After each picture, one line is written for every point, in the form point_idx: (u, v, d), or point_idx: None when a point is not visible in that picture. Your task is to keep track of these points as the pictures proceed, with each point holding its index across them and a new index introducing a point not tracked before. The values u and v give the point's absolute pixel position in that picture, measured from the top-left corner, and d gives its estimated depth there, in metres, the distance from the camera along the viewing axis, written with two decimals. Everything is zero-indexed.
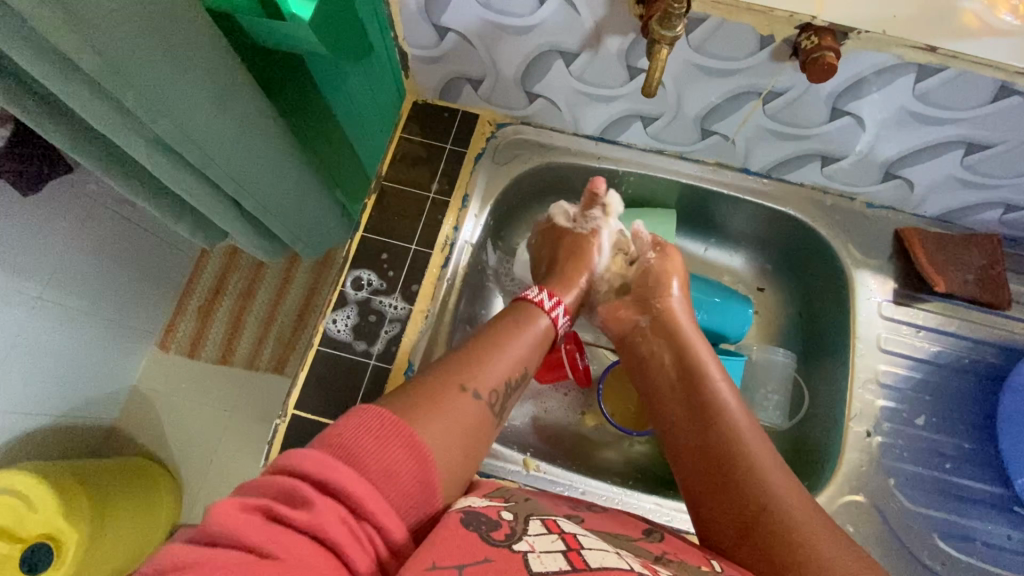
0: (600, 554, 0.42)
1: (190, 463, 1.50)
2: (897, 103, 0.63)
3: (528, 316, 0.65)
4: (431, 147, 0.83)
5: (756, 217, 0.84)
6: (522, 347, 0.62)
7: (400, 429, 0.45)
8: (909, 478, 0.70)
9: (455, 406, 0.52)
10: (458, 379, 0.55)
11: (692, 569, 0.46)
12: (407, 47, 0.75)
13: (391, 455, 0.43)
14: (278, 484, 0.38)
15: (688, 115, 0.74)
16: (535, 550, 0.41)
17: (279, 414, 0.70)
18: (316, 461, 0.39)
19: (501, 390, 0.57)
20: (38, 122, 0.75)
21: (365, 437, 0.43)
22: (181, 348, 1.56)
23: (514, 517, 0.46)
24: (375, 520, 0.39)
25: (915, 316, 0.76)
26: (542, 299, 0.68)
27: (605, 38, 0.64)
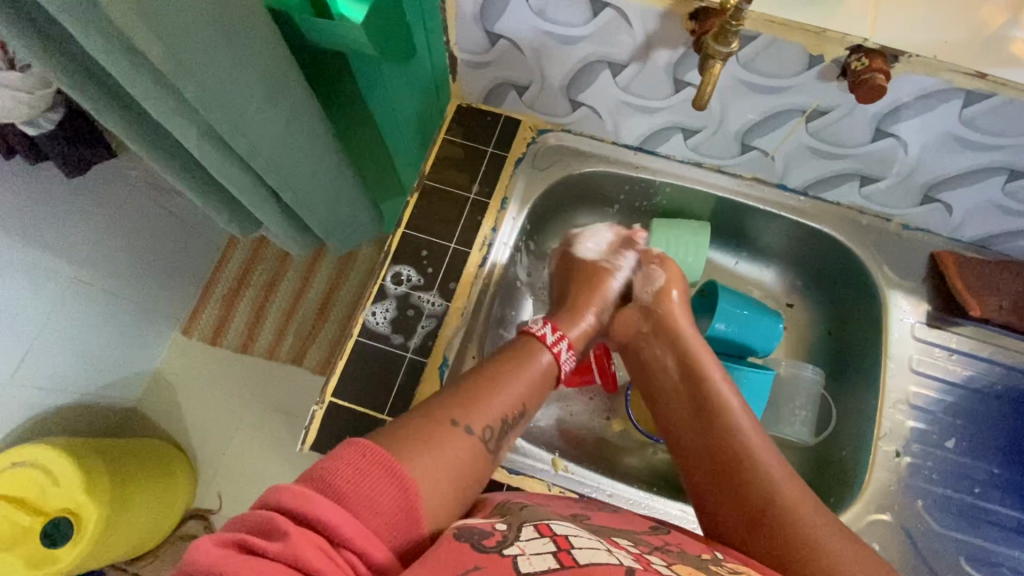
0: (590, 551, 0.41)
1: (205, 449, 1.52)
2: (942, 127, 0.64)
3: (529, 353, 0.64)
4: (473, 149, 0.85)
5: (790, 233, 0.85)
6: (518, 381, 0.60)
7: (384, 460, 0.44)
8: (937, 500, 0.70)
9: (447, 442, 0.50)
10: (450, 413, 0.53)
11: (690, 557, 0.48)
12: (457, 52, 0.77)
13: (370, 483, 0.42)
14: (254, 517, 0.38)
15: (730, 130, 0.75)
16: (524, 552, 0.40)
17: (317, 400, 0.71)
18: (293, 492, 0.39)
19: (496, 426, 0.56)
20: (98, 109, 0.78)
21: (345, 469, 0.42)
22: (203, 335, 1.59)
23: (507, 525, 0.45)
24: (352, 545, 0.38)
25: (948, 339, 0.76)
26: (545, 334, 0.67)
27: (655, 52, 0.66)
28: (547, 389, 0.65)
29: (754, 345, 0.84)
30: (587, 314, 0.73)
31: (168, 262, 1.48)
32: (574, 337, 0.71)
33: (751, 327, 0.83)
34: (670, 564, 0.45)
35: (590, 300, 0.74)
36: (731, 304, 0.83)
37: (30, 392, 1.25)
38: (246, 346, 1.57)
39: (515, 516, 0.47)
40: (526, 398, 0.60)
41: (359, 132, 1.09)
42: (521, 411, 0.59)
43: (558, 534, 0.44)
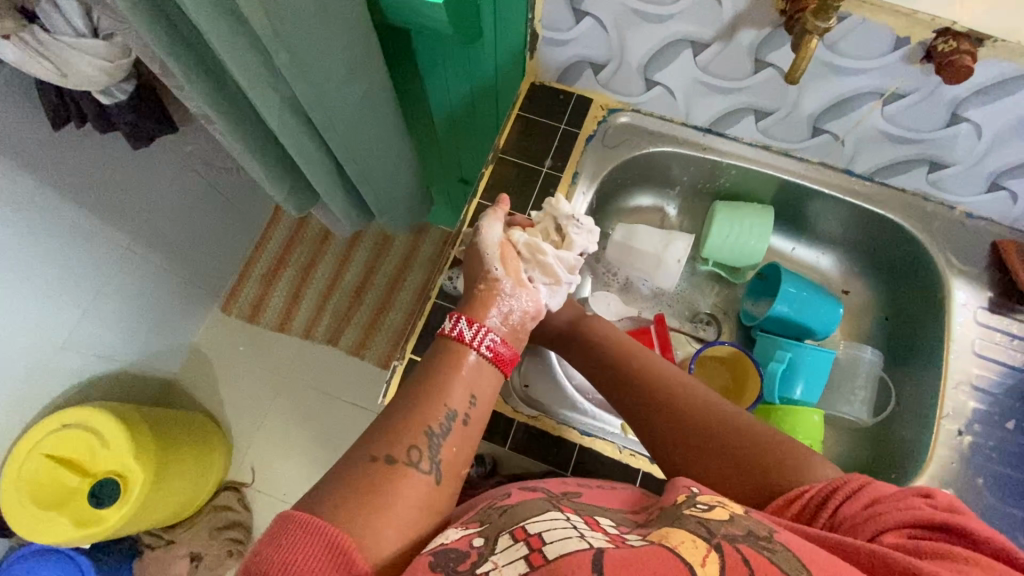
0: (562, 543, 0.38)
1: (240, 423, 1.54)
2: (1021, 112, 0.65)
3: (447, 363, 0.57)
4: (546, 126, 0.87)
5: (852, 218, 0.87)
6: (451, 387, 0.55)
7: (307, 527, 0.41)
8: (997, 479, 0.72)
9: (382, 482, 0.46)
10: (370, 449, 0.49)
11: (669, 511, 0.44)
12: (540, 29, 0.80)
13: (303, 559, 0.39)
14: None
15: (803, 112, 0.77)
16: (497, 568, 0.38)
17: (397, 357, 0.74)
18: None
19: (424, 445, 0.50)
20: (188, 75, 0.81)
21: (273, 556, 0.39)
22: (243, 313, 1.62)
23: (485, 539, 0.41)
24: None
25: (1009, 325, 0.78)
26: (460, 330, 0.59)
27: (740, 31, 0.68)
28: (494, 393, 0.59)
29: (813, 328, 0.86)
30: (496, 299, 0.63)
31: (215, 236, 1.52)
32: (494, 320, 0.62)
33: (812, 309, 0.85)
34: (646, 535, 0.40)
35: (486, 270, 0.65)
36: (793, 286, 0.84)
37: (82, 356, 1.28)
38: (287, 323, 1.61)
39: (495, 525, 0.43)
40: (454, 405, 0.54)
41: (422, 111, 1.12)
42: (454, 417, 0.54)
43: (534, 532, 0.40)
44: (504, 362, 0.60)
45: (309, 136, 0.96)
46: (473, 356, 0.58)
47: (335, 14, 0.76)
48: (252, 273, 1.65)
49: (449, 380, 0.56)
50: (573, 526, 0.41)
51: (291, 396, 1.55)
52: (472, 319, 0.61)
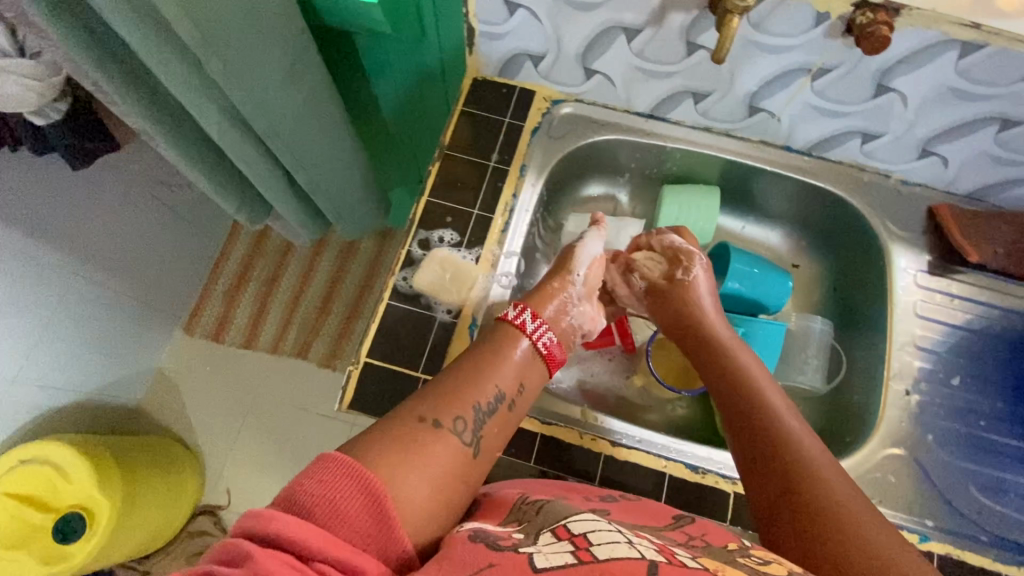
0: (610, 546, 0.40)
1: (211, 445, 1.51)
2: (939, 79, 0.68)
3: (502, 344, 0.61)
4: (490, 120, 0.87)
5: (796, 194, 0.89)
6: (496, 370, 0.59)
7: (348, 468, 0.42)
8: (946, 434, 0.74)
9: (429, 444, 0.49)
10: (419, 411, 0.51)
11: (719, 550, 0.46)
12: (475, 23, 0.80)
13: (342, 498, 0.40)
14: (214, 551, 0.36)
15: (739, 92, 0.78)
16: (542, 553, 0.40)
17: (352, 361, 0.73)
18: (254, 517, 0.38)
19: (471, 416, 0.53)
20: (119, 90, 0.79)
21: (315, 489, 0.40)
22: (206, 332, 1.58)
23: (527, 534, 0.45)
24: (323, 555, 0.36)
25: (948, 285, 0.80)
26: (523, 320, 0.64)
27: (669, 15, 0.69)
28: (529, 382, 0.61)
29: (765, 302, 0.88)
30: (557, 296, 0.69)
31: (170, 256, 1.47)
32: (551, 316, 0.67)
33: (761, 283, 0.86)
34: (698, 556, 0.43)
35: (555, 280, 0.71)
36: (743, 262, 0.86)
37: (36, 391, 1.23)
38: (253, 339, 1.57)
39: (534, 526, 0.46)
40: (502, 387, 0.58)
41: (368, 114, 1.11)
42: (498, 398, 0.57)
43: (577, 533, 0.43)
44: (550, 361, 0.64)
45: (253, 144, 0.94)
46: (527, 344, 0.62)
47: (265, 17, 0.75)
48: (211, 291, 1.61)
49: (500, 366, 0.59)
50: (617, 530, 0.44)
51: (261, 415, 1.52)
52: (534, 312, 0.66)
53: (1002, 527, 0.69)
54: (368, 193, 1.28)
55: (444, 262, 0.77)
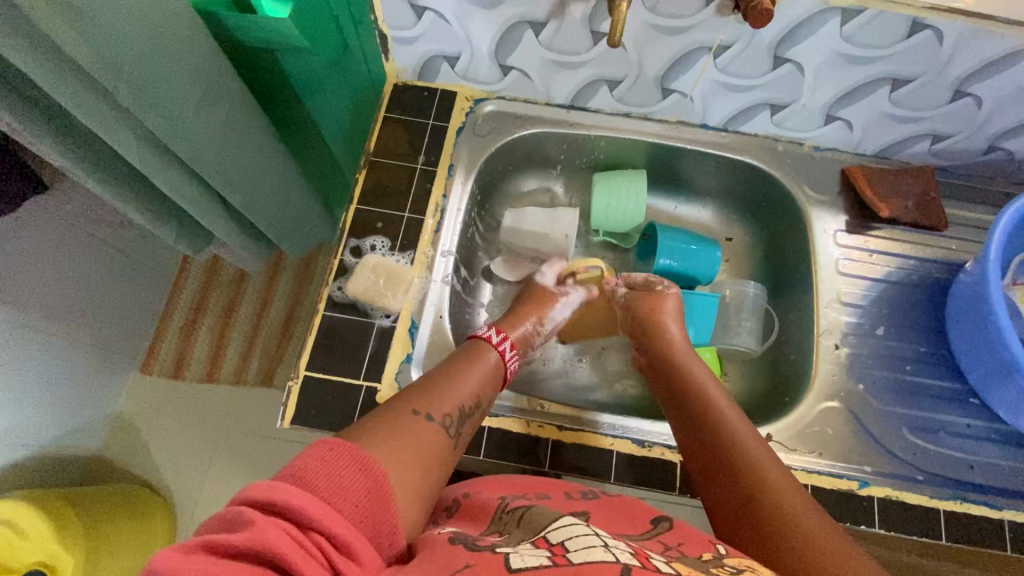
0: (587, 551, 0.41)
1: (178, 485, 1.47)
2: (829, 47, 0.72)
3: (475, 353, 0.69)
4: (415, 124, 0.88)
5: (719, 169, 0.92)
6: (473, 373, 0.66)
7: (353, 453, 0.47)
8: (877, 383, 0.77)
9: (414, 432, 0.55)
10: (410, 406, 0.58)
11: (694, 561, 0.45)
12: (386, 30, 0.82)
13: (340, 474, 0.45)
14: (222, 517, 0.40)
15: (649, 76, 0.81)
16: (520, 554, 0.42)
17: (291, 376, 0.72)
18: (262, 487, 0.41)
19: (457, 415, 0.61)
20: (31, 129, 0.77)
21: (312, 460, 0.45)
22: (165, 370, 1.54)
23: (506, 542, 0.46)
24: (325, 530, 0.40)
25: (867, 242, 0.84)
26: (501, 348, 0.72)
27: (570, 5, 0.72)
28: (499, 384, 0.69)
29: (698, 275, 0.90)
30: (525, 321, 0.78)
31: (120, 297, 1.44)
32: (515, 338, 0.76)
33: (693, 257, 0.89)
34: (671, 561, 0.44)
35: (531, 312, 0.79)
36: (674, 240, 0.89)
37: None
38: (214, 372, 1.53)
39: (514, 535, 0.48)
40: (479, 393, 0.65)
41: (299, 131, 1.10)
42: (476, 403, 0.64)
43: (556, 541, 0.44)
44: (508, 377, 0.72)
45: (180, 171, 0.92)
46: (496, 355, 0.70)
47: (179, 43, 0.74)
48: (166, 328, 1.57)
49: (476, 370, 0.67)
50: (596, 535, 0.46)
51: (228, 447, 1.48)
52: (499, 330, 0.75)
53: (936, 464, 0.72)
54: (309, 211, 1.27)
55: (376, 267, 0.76)
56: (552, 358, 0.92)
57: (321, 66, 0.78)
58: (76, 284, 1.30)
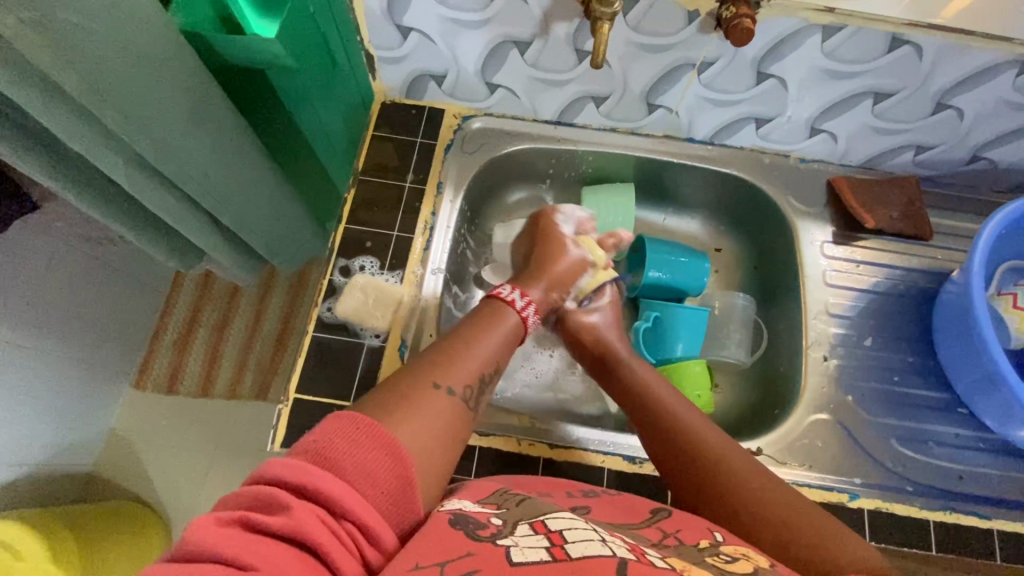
0: (584, 543, 0.43)
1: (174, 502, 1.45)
2: (811, 63, 0.72)
3: (494, 317, 0.71)
4: (403, 142, 0.89)
5: (706, 181, 0.93)
6: (492, 340, 0.68)
7: (377, 432, 0.49)
8: (867, 394, 0.78)
9: (435, 404, 0.57)
10: (432, 376, 0.60)
11: (691, 549, 0.49)
12: (372, 50, 0.82)
13: (367, 455, 0.47)
14: (253, 494, 0.42)
15: (634, 92, 0.82)
16: (518, 544, 0.43)
17: (281, 398, 0.72)
18: (291, 468, 0.44)
19: (474, 384, 0.63)
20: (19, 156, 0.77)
21: (338, 439, 0.46)
22: (159, 385, 1.53)
23: (503, 520, 0.48)
24: (353, 516, 0.43)
25: (853, 252, 0.85)
26: (513, 299, 0.74)
27: (553, 25, 0.72)
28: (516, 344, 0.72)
29: (686, 287, 0.91)
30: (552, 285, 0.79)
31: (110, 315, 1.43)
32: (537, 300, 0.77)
33: (682, 270, 0.90)
34: (665, 557, 0.46)
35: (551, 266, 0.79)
36: (663, 253, 0.90)
37: None
38: (209, 387, 1.52)
39: (512, 514, 0.50)
40: (497, 360, 0.67)
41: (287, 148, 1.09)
42: (492, 369, 0.66)
43: (554, 529, 0.46)
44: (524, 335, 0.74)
45: (170, 193, 0.92)
46: (516, 318, 0.72)
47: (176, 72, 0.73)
48: (159, 344, 1.56)
49: (495, 337, 0.69)
50: (592, 529, 0.47)
51: (223, 464, 1.45)
52: (523, 293, 0.75)
53: (926, 475, 0.73)
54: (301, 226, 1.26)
55: (366, 287, 0.76)
56: (544, 372, 0.92)
57: (310, 83, 0.77)
58: (68, 303, 1.29)
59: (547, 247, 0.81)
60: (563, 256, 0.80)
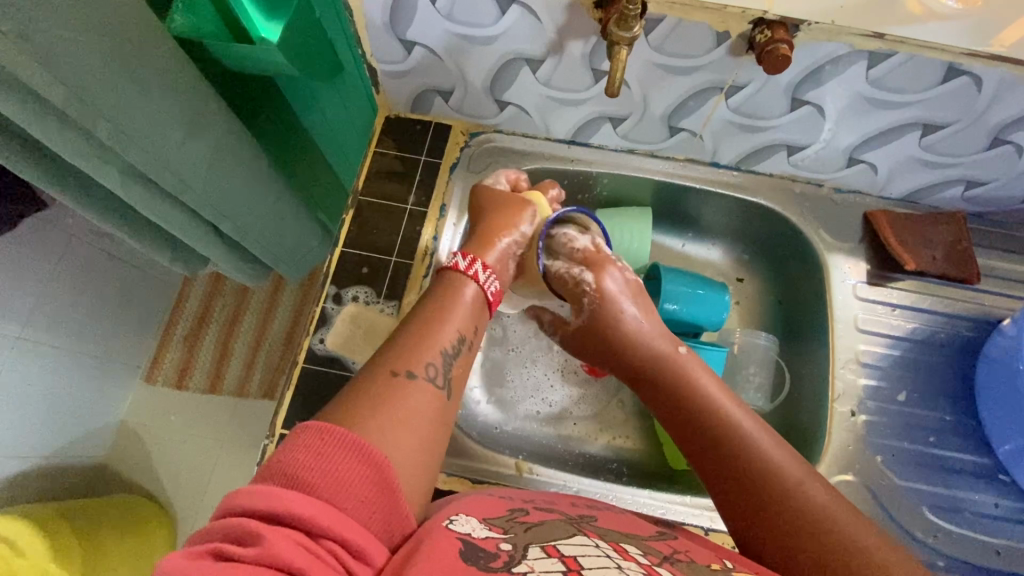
0: (601, 570, 0.39)
1: (183, 496, 1.33)
2: (854, 90, 0.65)
3: (451, 286, 0.63)
4: (406, 160, 0.84)
5: (729, 209, 0.86)
6: (452, 315, 0.60)
7: (341, 438, 0.44)
8: (897, 454, 0.72)
9: (399, 396, 0.51)
10: (390, 365, 0.54)
11: (700, 568, 0.45)
12: (376, 64, 0.77)
13: (334, 466, 0.42)
14: (227, 526, 0.38)
15: (655, 114, 0.75)
16: (534, 570, 0.38)
17: (267, 434, 0.69)
18: (261, 495, 0.39)
19: (440, 362, 0.56)
20: (41, 175, 0.69)
21: (304, 456, 0.42)
22: (168, 380, 1.38)
23: (513, 544, 0.42)
24: (335, 534, 0.38)
25: (890, 295, 0.78)
26: (457, 262, 0.65)
27: (568, 44, 0.67)
28: (483, 310, 0.64)
29: (704, 322, 0.84)
30: (502, 238, 0.70)
31: (130, 316, 1.31)
32: (493, 260, 0.69)
33: (700, 304, 0.83)
34: None
35: (503, 221, 0.71)
36: (678, 284, 0.83)
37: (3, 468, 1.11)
38: (218, 383, 1.37)
39: (521, 537, 0.44)
40: (463, 330, 0.60)
41: (300, 154, 0.89)
42: (461, 341, 0.59)
43: (568, 553, 0.41)
44: (495, 299, 0.66)
45: None
46: (474, 287, 0.63)
47: (205, 90, 0.64)
48: (168, 338, 1.40)
49: (462, 305, 0.62)
50: (606, 554, 0.42)
51: (231, 460, 1.33)
52: (468, 254, 0.67)
53: (959, 548, 0.68)
54: (314, 234, 1.07)
55: (358, 317, 0.73)
56: (550, 409, 0.87)
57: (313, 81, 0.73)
58: (111, 311, 1.25)
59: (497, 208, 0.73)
60: (517, 211, 0.72)
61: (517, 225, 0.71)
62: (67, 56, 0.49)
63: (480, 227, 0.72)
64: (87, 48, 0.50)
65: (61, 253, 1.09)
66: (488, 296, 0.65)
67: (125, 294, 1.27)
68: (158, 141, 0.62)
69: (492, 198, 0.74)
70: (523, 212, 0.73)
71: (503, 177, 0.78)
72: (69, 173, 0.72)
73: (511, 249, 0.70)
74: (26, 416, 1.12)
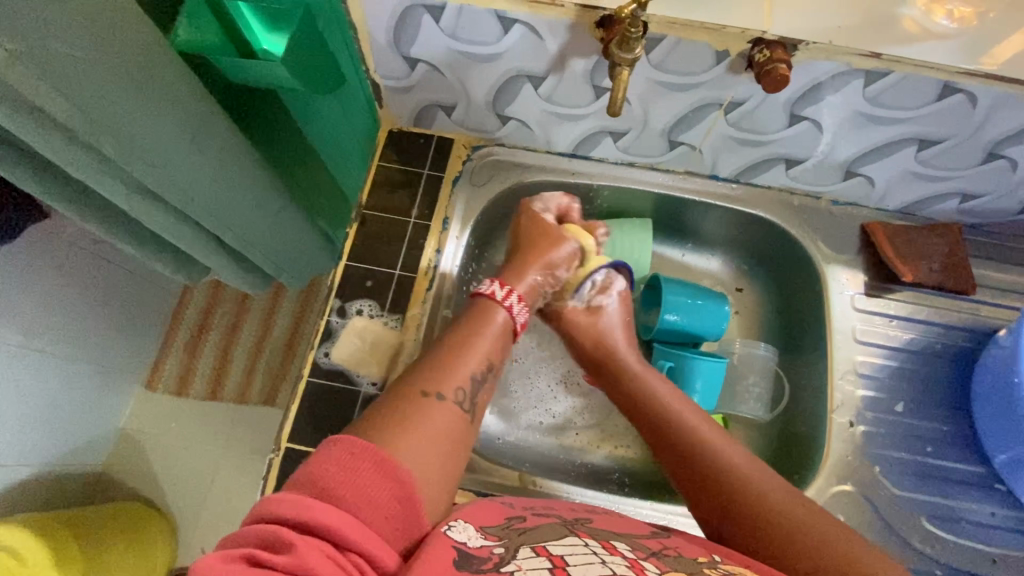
0: (585, 566, 0.41)
1: (184, 504, 1.33)
2: (851, 107, 0.66)
3: (482, 314, 0.64)
4: (409, 173, 0.85)
5: (729, 221, 0.87)
6: (482, 338, 0.62)
7: (373, 454, 0.45)
8: (895, 464, 0.73)
9: (425, 416, 0.52)
10: (420, 385, 0.55)
11: (689, 562, 0.47)
12: (378, 79, 0.79)
13: (364, 481, 0.43)
14: (258, 532, 0.38)
15: (655, 129, 0.76)
16: (521, 569, 0.40)
17: (273, 447, 0.70)
18: (294, 504, 0.40)
19: (468, 386, 0.57)
20: (47, 190, 0.70)
21: (338, 470, 0.42)
22: (169, 388, 1.38)
23: (506, 546, 0.43)
24: (361, 549, 0.39)
25: (887, 306, 0.79)
26: (492, 291, 0.67)
27: (570, 61, 0.68)
28: (510, 339, 0.65)
29: (703, 332, 0.85)
30: (533, 270, 0.71)
31: (131, 324, 1.32)
32: (522, 291, 0.70)
33: (699, 315, 0.84)
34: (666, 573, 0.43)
35: (539, 255, 0.72)
36: (678, 295, 0.83)
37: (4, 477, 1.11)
38: (218, 391, 1.37)
39: (514, 538, 0.45)
40: (491, 357, 0.61)
41: (302, 168, 0.90)
42: (487, 368, 0.60)
43: (555, 552, 0.43)
44: (520, 329, 0.67)
45: None
46: (504, 314, 0.65)
47: (210, 108, 0.65)
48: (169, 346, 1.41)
49: (491, 333, 0.63)
50: (592, 552, 0.44)
51: (233, 469, 1.34)
52: (503, 283, 0.69)
53: (955, 558, 0.69)
54: (316, 245, 1.07)
55: (362, 331, 0.74)
56: (552, 420, 0.88)
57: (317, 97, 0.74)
58: (113, 319, 1.25)
59: (535, 236, 0.74)
60: (558, 244, 0.73)
61: (552, 257, 0.72)
62: (75, 78, 0.50)
63: (520, 253, 0.73)
64: (94, 70, 0.51)
65: (64, 263, 1.09)
66: (516, 326, 0.66)
67: (127, 303, 1.28)
68: (163, 157, 0.63)
69: (539, 226, 0.75)
70: (562, 241, 0.74)
71: (555, 204, 0.79)
72: (73, 188, 0.73)
73: (541, 287, 0.71)
74: (27, 426, 1.12)
